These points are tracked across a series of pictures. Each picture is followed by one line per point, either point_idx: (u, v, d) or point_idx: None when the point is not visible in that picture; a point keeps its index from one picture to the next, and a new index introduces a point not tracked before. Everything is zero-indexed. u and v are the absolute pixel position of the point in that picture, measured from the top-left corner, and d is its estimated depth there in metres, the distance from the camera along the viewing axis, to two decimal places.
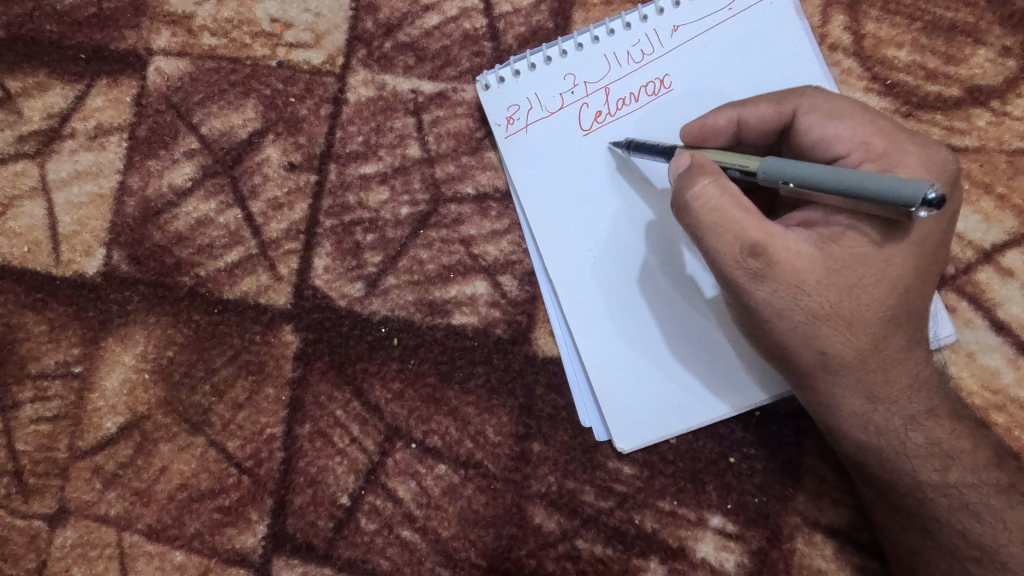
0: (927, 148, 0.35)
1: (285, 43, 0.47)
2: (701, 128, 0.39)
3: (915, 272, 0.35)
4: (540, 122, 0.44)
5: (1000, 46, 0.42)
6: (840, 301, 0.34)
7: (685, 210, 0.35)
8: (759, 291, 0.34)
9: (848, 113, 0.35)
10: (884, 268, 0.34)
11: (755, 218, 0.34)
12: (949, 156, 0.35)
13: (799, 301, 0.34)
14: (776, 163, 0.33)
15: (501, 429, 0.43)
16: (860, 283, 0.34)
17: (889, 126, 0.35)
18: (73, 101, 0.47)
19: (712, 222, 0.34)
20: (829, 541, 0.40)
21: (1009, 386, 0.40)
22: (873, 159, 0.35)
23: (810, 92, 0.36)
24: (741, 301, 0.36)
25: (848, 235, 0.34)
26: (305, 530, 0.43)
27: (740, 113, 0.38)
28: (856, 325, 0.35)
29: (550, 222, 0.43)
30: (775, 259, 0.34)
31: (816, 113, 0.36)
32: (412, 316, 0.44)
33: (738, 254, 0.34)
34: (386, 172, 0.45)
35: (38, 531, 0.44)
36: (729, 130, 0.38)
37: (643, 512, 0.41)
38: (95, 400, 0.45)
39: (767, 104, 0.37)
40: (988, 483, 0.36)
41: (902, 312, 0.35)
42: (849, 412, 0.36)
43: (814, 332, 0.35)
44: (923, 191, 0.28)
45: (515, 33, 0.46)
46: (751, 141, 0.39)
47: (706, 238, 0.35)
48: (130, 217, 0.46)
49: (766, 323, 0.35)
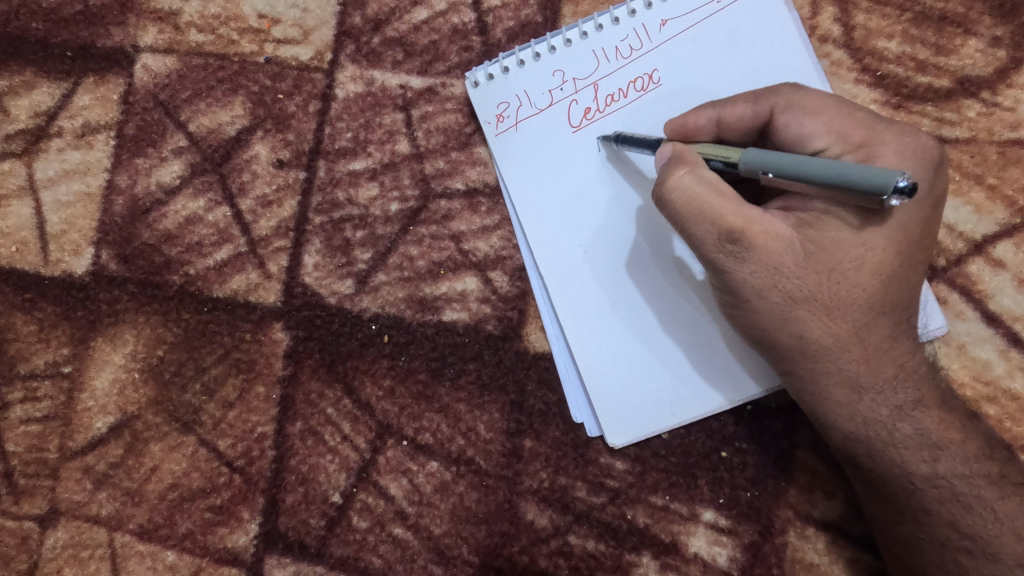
0: (904, 136, 0.35)
1: (273, 39, 0.46)
2: (683, 127, 0.39)
3: (897, 258, 0.34)
4: (529, 119, 0.43)
5: (991, 37, 0.42)
6: (819, 286, 0.34)
7: (663, 199, 0.35)
8: (736, 274, 0.35)
9: (824, 107, 0.35)
10: (863, 254, 0.34)
11: (733, 204, 0.34)
12: (926, 140, 0.35)
13: (777, 284, 0.34)
14: (755, 152, 0.33)
15: (493, 426, 0.42)
16: (839, 268, 0.34)
17: (868, 118, 0.35)
18: (60, 99, 0.47)
19: (689, 209, 0.35)
20: (821, 534, 0.40)
21: (1000, 377, 0.40)
22: (852, 150, 0.35)
23: (786, 90, 0.36)
24: (720, 284, 0.36)
25: (824, 219, 0.34)
26: (297, 528, 0.43)
27: (720, 114, 0.38)
28: (835, 311, 0.35)
29: (539, 219, 0.43)
30: (752, 243, 0.34)
31: (793, 110, 0.35)
32: (403, 313, 0.44)
33: (714, 239, 0.35)
34: (375, 168, 0.45)
35: (29, 532, 0.44)
36: (710, 130, 0.38)
37: (635, 508, 0.41)
38: (85, 400, 0.45)
39: (745, 104, 0.37)
40: (979, 474, 0.36)
41: (885, 299, 0.35)
42: (833, 401, 0.36)
43: (791, 316, 0.35)
44: (894, 179, 0.28)
45: (504, 27, 0.45)
46: (733, 141, 0.39)
47: (684, 224, 0.35)
48: (118, 215, 0.46)
49: (743, 306, 0.36)
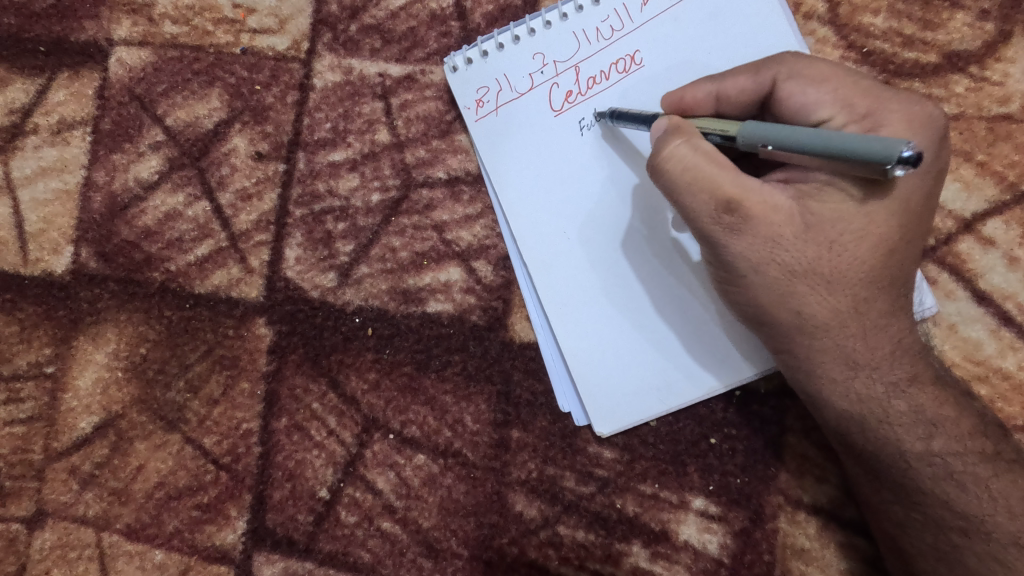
0: (911, 106, 0.34)
1: (248, 29, 0.45)
2: (680, 103, 0.38)
3: (899, 231, 0.34)
4: (510, 104, 0.43)
5: (978, 10, 0.41)
6: (817, 259, 0.34)
7: (658, 171, 0.35)
8: (734, 245, 0.34)
9: (829, 75, 0.34)
10: (866, 225, 0.34)
11: (731, 175, 0.34)
12: (932, 110, 0.34)
13: (776, 256, 0.34)
14: (755, 126, 0.32)
15: (479, 417, 0.42)
16: (840, 240, 0.34)
17: (873, 87, 0.34)
18: (35, 96, 0.46)
19: (686, 181, 0.34)
20: (812, 519, 0.40)
21: (991, 357, 0.40)
22: (856, 121, 0.34)
23: (788, 59, 0.36)
24: (717, 258, 0.35)
25: (826, 191, 0.34)
26: (285, 524, 0.43)
27: (719, 88, 0.37)
28: (835, 285, 0.34)
29: (520, 209, 0.42)
30: (750, 215, 0.34)
31: (796, 78, 0.35)
32: (387, 305, 0.43)
33: (711, 211, 0.34)
34: (355, 158, 0.44)
35: (16, 534, 0.44)
36: (710, 104, 0.38)
37: (623, 496, 0.41)
38: (69, 400, 0.44)
39: (746, 76, 0.36)
40: (973, 451, 0.35)
41: (885, 274, 0.34)
42: (829, 379, 0.35)
43: (789, 291, 0.34)
44: (900, 149, 0.27)
45: (482, 12, 0.44)
46: (732, 116, 0.38)
47: (680, 197, 0.34)
48: (97, 213, 0.45)
49: (739, 281, 0.35)
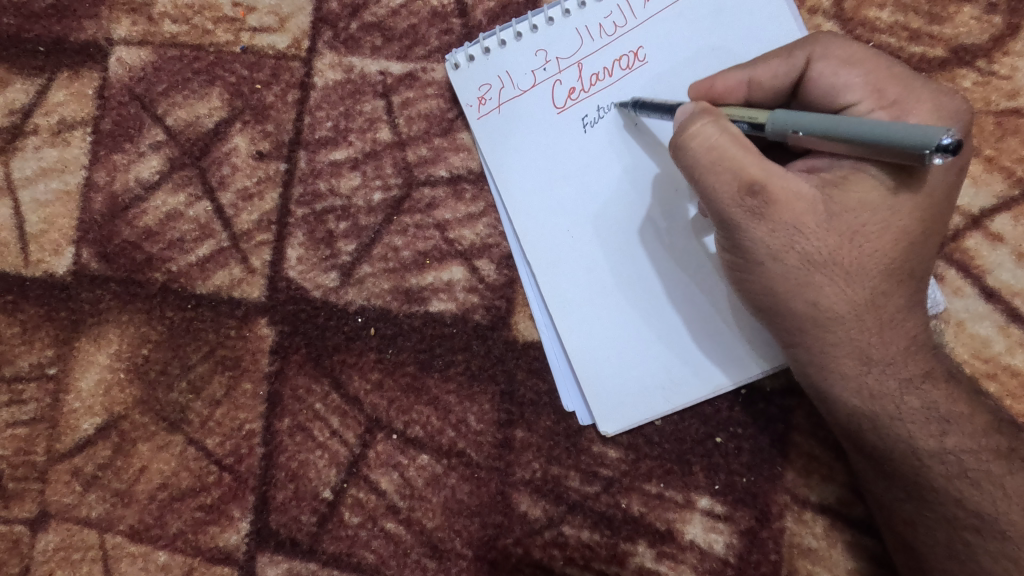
0: (940, 96, 0.34)
1: (248, 28, 0.45)
2: (710, 91, 0.37)
3: (921, 223, 0.34)
4: (512, 101, 0.42)
5: (985, 3, 0.41)
6: (835, 250, 0.34)
7: (682, 149, 0.34)
8: (753, 229, 0.34)
9: (863, 59, 0.34)
10: (889, 217, 0.33)
11: (756, 158, 0.33)
12: (961, 103, 0.34)
13: (795, 243, 0.33)
14: (785, 114, 0.32)
15: (483, 417, 0.42)
16: (861, 231, 0.33)
17: (904, 73, 0.34)
18: (34, 96, 0.46)
19: (710, 161, 0.34)
20: (819, 518, 0.40)
21: (1000, 354, 0.39)
22: (885, 107, 0.34)
23: (823, 39, 0.35)
24: (735, 243, 0.35)
25: (850, 179, 0.34)
26: (289, 525, 0.42)
27: (752, 75, 0.36)
28: (852, 277, 0.34)
29: (528, 206, 0.42)
30: (772, 200, 0.33)
31: (829, 59, 0.35)
32: (390, 305, 0.43)
33: (733, 192, 0.33)
34: (356, 157, 0.44)
35: (20, 535, 0.44)
36: (741, 92, 0.37)
37: (629, 496, 0.41)
38: (72, 402, 0.44)
39: (779, 59, 0.36)
40: (987, 448, 0.35)
41: (904, 267, 0.34)
42: (842, 373, 0.35)
43: (806, 281, 0.34)
44: (938, 136, 0.26)
45: (483, 8, 0.44)
46: (762, 104, 0.37)
47: (703, 176, 0.34)
48: (98, 214, 0.45)
49: (756, 268, 0.35)
